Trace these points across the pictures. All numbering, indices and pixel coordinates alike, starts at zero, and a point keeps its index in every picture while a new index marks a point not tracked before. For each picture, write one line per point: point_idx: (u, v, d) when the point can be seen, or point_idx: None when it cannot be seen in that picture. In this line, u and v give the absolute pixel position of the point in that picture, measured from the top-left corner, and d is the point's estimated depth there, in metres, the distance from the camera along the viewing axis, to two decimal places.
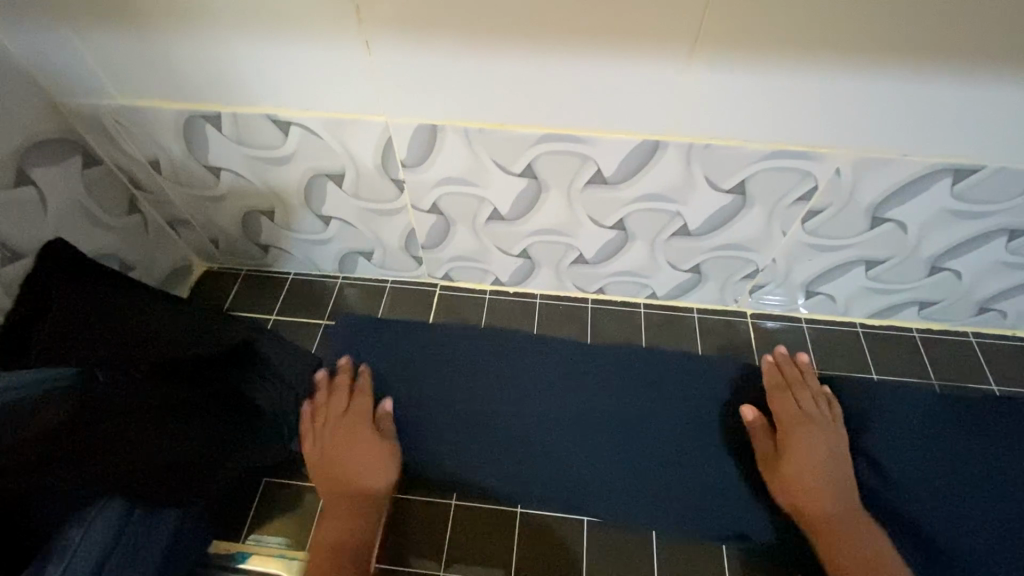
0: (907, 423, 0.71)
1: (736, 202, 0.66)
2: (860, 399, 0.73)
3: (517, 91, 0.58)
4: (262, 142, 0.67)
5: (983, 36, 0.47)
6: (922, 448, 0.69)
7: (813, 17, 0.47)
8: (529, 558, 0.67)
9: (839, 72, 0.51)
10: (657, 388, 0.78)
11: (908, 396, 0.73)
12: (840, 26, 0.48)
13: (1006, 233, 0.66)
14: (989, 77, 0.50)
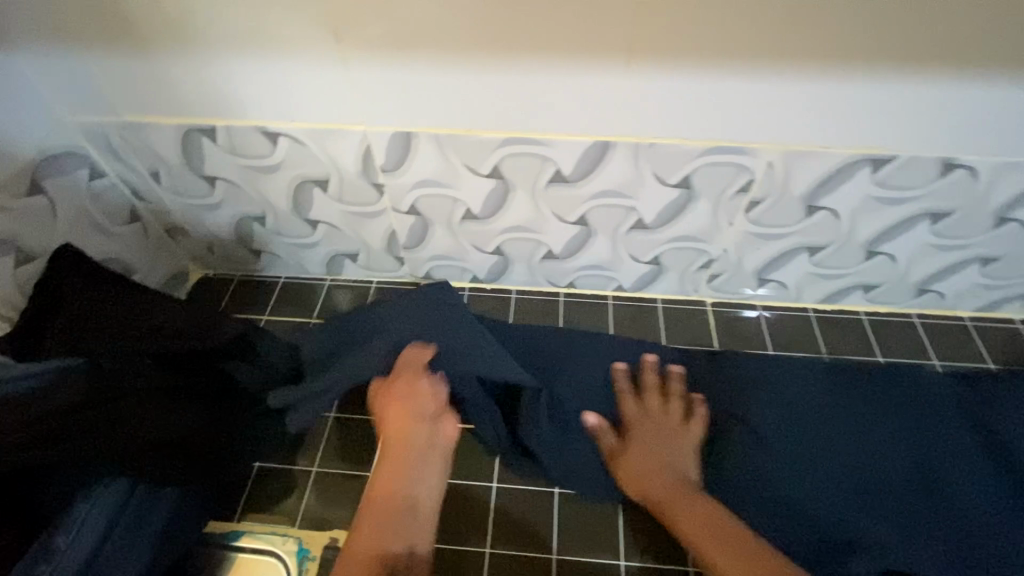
0: (805, 408, 0.72)
1: (682, 196, 0.72)
2: (782, 385, 0.74)
3: (481, 98, 0.63)
4: (251, 151, 0.72)
5: (871, 34, 0.54)
6: (817, 432, 0.69)
7: (726, 24, 0.54)
8: (503, 530, 0.70)
9: (754, 73, 0.58)
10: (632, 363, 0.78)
11: (830, 381, 0.74)
12: (749, 32, 0.54)
13: (929, 216, 0.71)
14: (883, 69, 0.57)
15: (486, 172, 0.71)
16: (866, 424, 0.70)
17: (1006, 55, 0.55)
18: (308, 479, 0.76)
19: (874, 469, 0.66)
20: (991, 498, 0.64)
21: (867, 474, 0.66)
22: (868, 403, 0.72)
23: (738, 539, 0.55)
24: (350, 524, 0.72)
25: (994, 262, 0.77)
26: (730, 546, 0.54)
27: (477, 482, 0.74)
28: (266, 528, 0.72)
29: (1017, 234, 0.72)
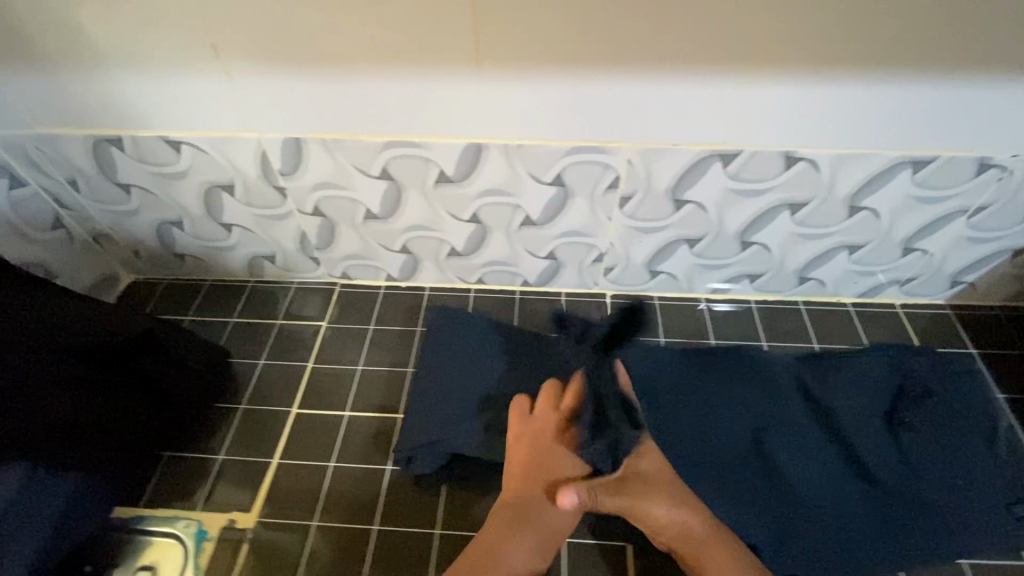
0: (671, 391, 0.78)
1: (560, 192, 0.77)
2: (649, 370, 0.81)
3: (356, 106, 0.69)
4: (158, 160, 0.78)
5: (690, 41, 0.60)
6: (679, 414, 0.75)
7: (560, 35, 0.60)
8: (392, 509, 0.75)
9: (596, 78, 0.64)
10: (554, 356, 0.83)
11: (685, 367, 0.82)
12: (583, 41, 0.61)
13: (788, 207, 0.76)
14: (709, 73, 0.63)
15: (375, 174, 0.76)
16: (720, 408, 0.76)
17: (816, 57, 0.61)
18: (214, 466, 0.80)
19: (731, 447, 0.73)
20: (806, 472, 0.71)
21: (726, 450, 0.73)
22: (731, 387, 0.78)
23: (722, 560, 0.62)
24: (248, 507, 0.75)
25: (860, 249, 0.82)
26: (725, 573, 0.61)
27: (372, 466, 0.79)
28: (171, 513, 0.75)
29: (871, 222, 0.77)
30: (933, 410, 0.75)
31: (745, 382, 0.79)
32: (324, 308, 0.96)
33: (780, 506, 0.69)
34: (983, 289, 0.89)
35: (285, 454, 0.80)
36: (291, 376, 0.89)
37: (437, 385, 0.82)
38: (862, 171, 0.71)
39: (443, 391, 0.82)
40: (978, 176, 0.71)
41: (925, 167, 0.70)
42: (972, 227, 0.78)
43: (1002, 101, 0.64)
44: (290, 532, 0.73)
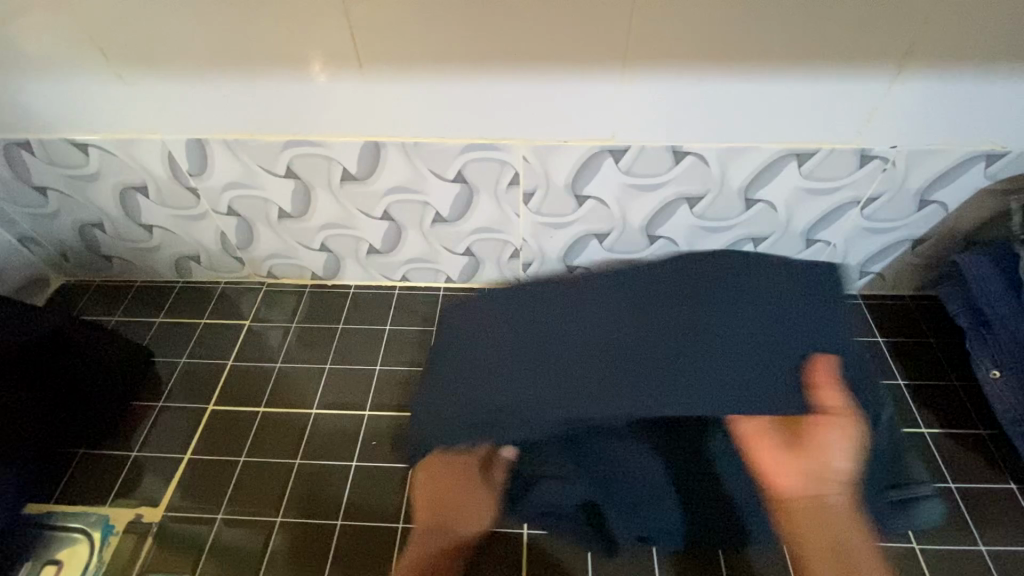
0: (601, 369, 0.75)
1: (463, 189, 0.79)
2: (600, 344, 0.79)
3: (251, 106, 0.71)
4: (71, 162, 0.80)
5: (557, 42, 0.62)
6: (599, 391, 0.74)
7: (431, 37, 0.62)
8: (296, 500, 0.76)
9: (475, 78, 0.66)
10: (575, 327, 0.82)
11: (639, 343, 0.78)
12: (455, 42, 0.63)
13: (686, 200, 0.78)
14: (581, 73, 0.65)
15: (281, 173, 0.78)
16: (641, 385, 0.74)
17: (681, 54, 0.63)
18: (127, 462, 0.81)
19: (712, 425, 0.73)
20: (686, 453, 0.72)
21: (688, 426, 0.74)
22: (727, 349, 0.75)
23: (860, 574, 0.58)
24: (156, 501, 0.77)
25: (764, 241, 0.84)
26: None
27: (281, 460, 0.80)
28: (81, 509, 0.77)
29: (769, 214, 0.79)
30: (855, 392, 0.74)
31: (734, 345, 0.76)
32: (247, 308, 0.97)
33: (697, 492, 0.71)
34: (892, 279, 0.91)
35: (198, 450, 0.82)
36: (210, 374, 0.90)
37: (451, 357, 0.84)
38: (748, 164, 0.73)
39: (494, 357, 0.81)
40: (861, 167, 0.73)
41: (809, 158, 0.72)
42: (866, 217, 0.80)
43: (870, 93, 0.66)
44: (195, 524, 0.74)
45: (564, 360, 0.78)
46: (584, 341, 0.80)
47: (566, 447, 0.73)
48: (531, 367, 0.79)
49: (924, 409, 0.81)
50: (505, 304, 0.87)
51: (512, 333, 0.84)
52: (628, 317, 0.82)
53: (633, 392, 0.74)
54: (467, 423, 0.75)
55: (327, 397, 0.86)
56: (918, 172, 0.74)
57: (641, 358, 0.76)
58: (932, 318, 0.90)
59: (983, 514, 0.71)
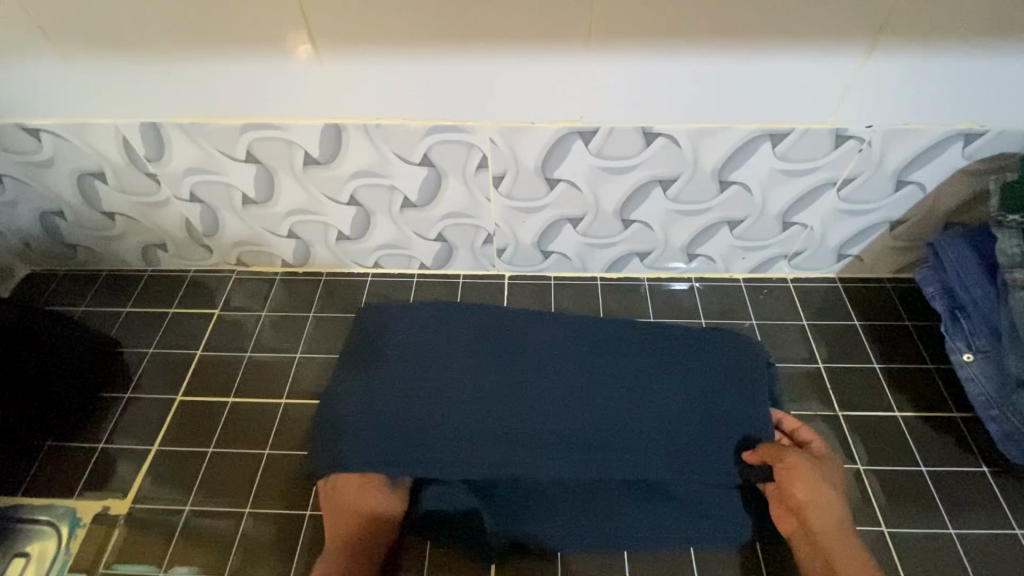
0: (541, 387, 0.77)
1: (431, 173, 0.76)
2: (542, 360, 0.80)
3: (205, 89, 0.68)
4: (23, 148, 0.77)
5: (517, 18, 0.60)
6: (531, 409, 0.75)
7: (386, 13, 0.60)
8: (266, 491, 0.75)
9: (436, 57, 0.64)
10: (498, 345, 0.81)
11: (572, 362, 0.80)
12: (411, 19, 0.60)
13: (658, 183, 0.76)
14: (545, 51, 0.63)
15: (242, 157, 0.76)
16: (575, 402, 0.76)
17: (646, 31, 0.61)
18: (95, 454, 0.79)
19: (628, 443, 0.72)
20: (607, 462, 0.71)
21: (606, 442, 0.72)
22: (644, 377, 0.78)
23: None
24: (125, 492, 0.76)
25: (739, 225, 0.82)
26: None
27: (251, 450, 0.79)
28: (48, 501, 0.75)
29: (743, 197, 0.77)
30: (763, 411, 0.75)
31: (654, 374, 0.78)
32: (217, 296, 0.95)
33: (597, 504, 0.70)
34: (870, 261, 0.89)
35: (168, 441, 0.80)
36: (179, 363, 0.88)
37: (377, 354, 0.80)
38: (719, 145, 0.71)
39: (430, 361, 0.79)
40: (835, 148, 0.71)
41: (783, 139, 0.70)
42: (843, 199, 0.78)
43: (843, 71, 0.64)
44: (165, 514, 0.74)
45: (488, 379, 0.78)
46: (509, 361, 0.79)
47: (481, 457, 0.71)
48: (456, 382, 0.77)
49: (899, 393, 0.81)
50: (425, 310, 0.84)
51: (431, 343, 0.81)
52: (551, 331, 0.83)
53: (553, 417, 0.74)
54: (386, 427, 0.73)
55: (298, 386, 0.85)
56: (895, 153, 0.73)
57: (565, 385, 0.77)
58: (911, 301, 0.89)
59: (954, 497, 0.72)
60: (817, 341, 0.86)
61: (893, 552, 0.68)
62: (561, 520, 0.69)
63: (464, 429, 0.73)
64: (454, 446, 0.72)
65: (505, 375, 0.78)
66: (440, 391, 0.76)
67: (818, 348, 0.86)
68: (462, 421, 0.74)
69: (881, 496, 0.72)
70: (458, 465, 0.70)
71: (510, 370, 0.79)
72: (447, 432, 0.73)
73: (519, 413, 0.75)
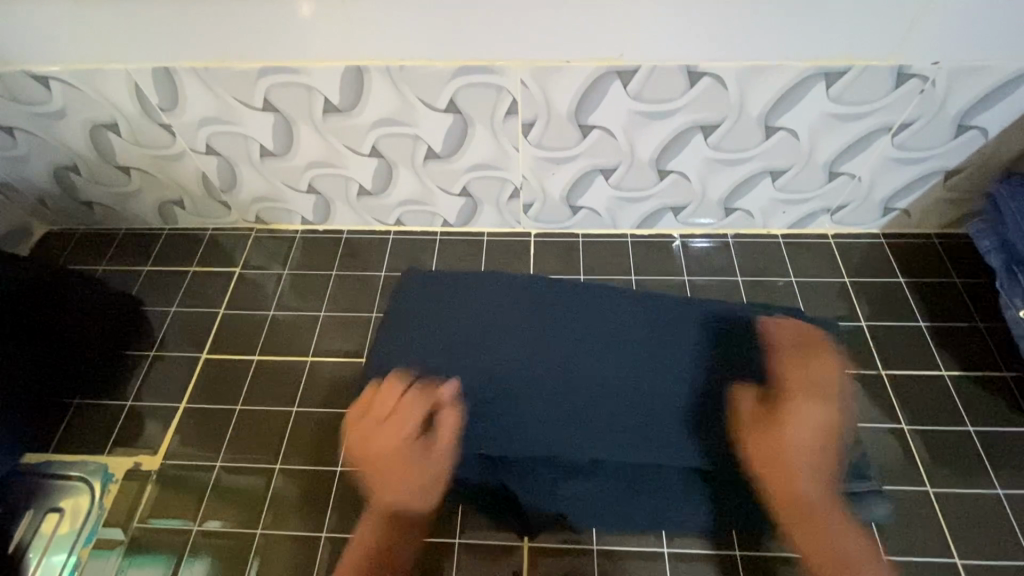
0: (592, 367, 0.71)
1: (457, 120, 0.72)
2: (593, 336, 0.74)
3: (218, 29, 0.64)
4: (33, 98, 0.74)
5: None
6: (579, 390, 0.70)
7: None
8: (295, 449, 0.75)
9: None
10: (540, 319, 0.76)
11: (626, 341, 0.73)
12: None
13: (700, 128, 0.71)
14: None
15: (259, 106, 0.72)
16: (628, 383, 0.70)
17: None
18: (123, 412, 0.79)
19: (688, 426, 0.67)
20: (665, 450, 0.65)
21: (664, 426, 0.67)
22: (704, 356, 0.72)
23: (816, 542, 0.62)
24: (154, 451, 0.76)
25: (784, 175, 0.78)
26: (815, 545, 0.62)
27: (278, 408, 0.78)
28: (79, 457, 0.76)
29: (790, 143, 0.72)
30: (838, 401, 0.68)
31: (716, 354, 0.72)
32: (237, 255, 0.93)
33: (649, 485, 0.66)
34: (918, 215, 0.85)
35: (194, 400, 0.80)
36: (202, 322, 0.87)
37: (417, 330, 0.76)
38: (770, 86, 0.66)
39: (471, 337, 0.75)
40: (896, 88, 0.66)
41: (839, 79, 0.65)
42: (897, 146, 0.73)
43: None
44: (195, 471, 0.74)
45: (535, 356, 0.73)
46: (557, 339, 0.74)
47: (532, 442, 0.66)
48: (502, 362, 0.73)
49: (945, 352, 0.77)
50: (466, 284, 0.80)
51: (471, 318, 0.76)
52: (601, 307, 0.77)
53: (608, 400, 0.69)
54: (426, 407, 0.70)
55: (322, 344, 0.84)
56: (959, 94, 0.67)
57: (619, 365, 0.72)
58: (959, 258, 0.85)
59: (1002, 457, 0.69)
60: (858, 300, 0.83)
61: (937, 512, 0.66)
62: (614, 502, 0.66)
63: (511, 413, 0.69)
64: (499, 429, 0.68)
65: (550, 353, 0.73)
66: (482, 369, 0.72)
67: (860, 306, 0.82)
68: (504, 403, 0.69)
69: (925, 457, 0.70)
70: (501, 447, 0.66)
71: (556, 348, 0.73)
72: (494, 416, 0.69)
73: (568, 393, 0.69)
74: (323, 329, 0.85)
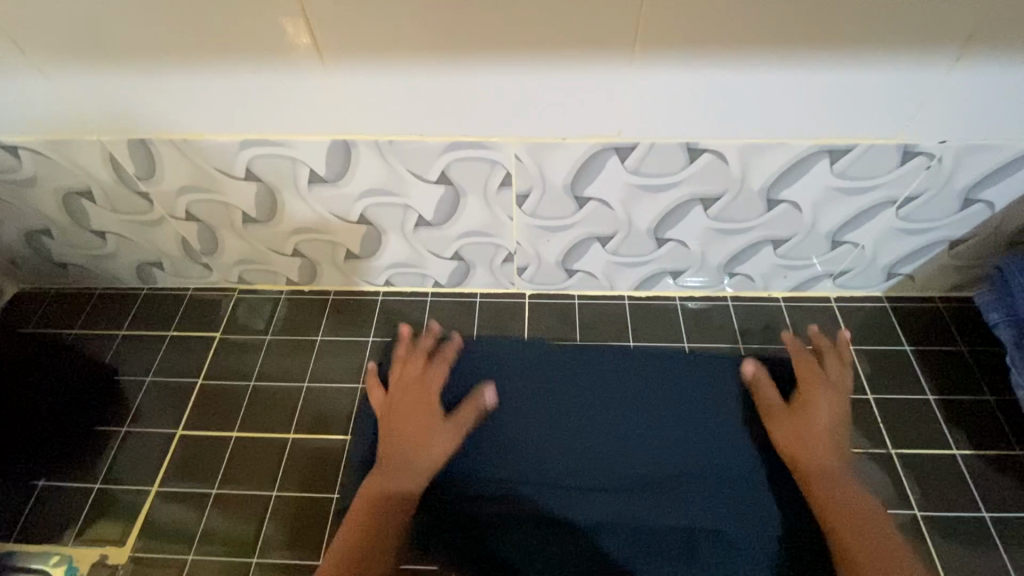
0: (570, 418, 0.75)
1: (449, 191, 0.69)
2: (573, 388, 0.77)
3: (196, 104, 0.61)
4: (1, 166, 0.70)
5: (541, 30, 0.53)
6: (559, 442, 0.73)
7: (397, 25, 0.53)
8: (273, 533, 0.70)
9: (448, 72, 0.57)
10: (538, 378, 0.78)
11: (604, 389, 0.77)
12: (427, 33, 0.53)
13: (699, 201, 0.69)
14: (574, 65, 0.56)
15: (241, 175, 0.69)
16: (608, 433, 0.73)
17: (693, 42, 0.53)
18: (91, 494, 0.74)
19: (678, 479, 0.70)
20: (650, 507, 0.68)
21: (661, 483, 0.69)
22: (686, 409, 0.75)
23: (856, 510, 0.62)
24: (122, 539, 0.71)
25: (785, 243, 0.75)
26: (844, 505, 0.62)
27: (257, 491, 0.73)
28: (42, 548, 0.70)
29: (793, 216, 0.70)
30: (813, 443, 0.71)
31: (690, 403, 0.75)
32: (218, 318, 0.89)
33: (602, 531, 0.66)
34: (923, 280, 0.82)
35: (168, 481, 0.75)
36: (179, 392, 0.83)
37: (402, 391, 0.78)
38: (772, 163, 0.64)
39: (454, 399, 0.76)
40: (901, 165, 0.64)
41: (843, 156, 0.63)
42: (902, 218, 0.71)
43: (919, 84, 0.57)
44: (167, 563, 0.69)
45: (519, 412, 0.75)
46: (536, 394, 0.77)
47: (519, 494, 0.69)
48: (506, 422, 0.75)
49: (956, 428, 0.74)
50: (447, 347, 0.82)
51: (459, 376, 0.78)
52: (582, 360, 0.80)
53: (604, 455, 0.72)
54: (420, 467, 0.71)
55: (305, 416, 0.79)
56: (967, 169, 0.65)
57: (615, 423, 0.74)
58: (965, 323, 0.83)
59: (1019, 546, 0.66)
60: (865, 370, 0.80)
61: None
62: (633, 555, 0.65)
63: (491, 460, 0.72)
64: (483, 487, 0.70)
65: (531, 405, 0.76)
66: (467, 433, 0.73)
67: (866, 376, 0.79)
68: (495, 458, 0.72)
69: (940, 546, 0.66)
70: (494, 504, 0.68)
71: (536, 400, 0.76)
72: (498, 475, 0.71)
73: (549, 447, 0.73)
74: (307, 400, 0.81)
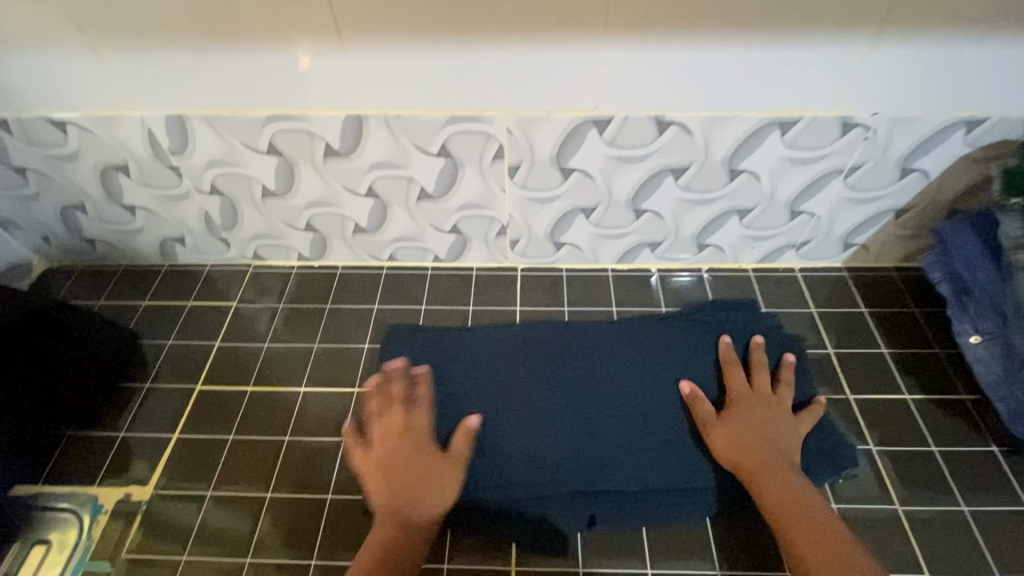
0: (577, 397, 0.79)
1: (448, 163, 0.78)
2: (577, 364, 0.82)
3: (231, 81, 0.71)
4: (48, 142, 0.79)
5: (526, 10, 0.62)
6: (565, 418, 0.77)
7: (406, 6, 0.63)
8: (285, 473, 0.76)
9: (448, 51, 0.67)
10: (538, 347, 0.84)
11: (605, 369, 0.81)
12: (430, 13, 0.63)
13: (670, 172, 0.78)
14: (554, 43, 0.66)
15: (264, 149, 0.78)
16: (609, 410, 0.77)
17: (654, 23, 0.63)
18: (115, 443, 0.80)
19: (666, 433, 0.75)
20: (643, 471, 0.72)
21: (651, 443, 0.74)
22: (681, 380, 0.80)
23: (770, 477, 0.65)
24: (145, 480, 0.76)
25: (750, 214, 0.84)
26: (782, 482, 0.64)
27: (271, 437, 0.80)
28: (69, 489, 0.76)
29: (753, 185, 0.79)
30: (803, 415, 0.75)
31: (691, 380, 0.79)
32: (234, 290, 0.96)
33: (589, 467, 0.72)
34: (876, 250, 0.91)
35: (189, 430, 0.81)
36: (197, 356, 0.89)
37: None
38: (730, 133, 0.73)
39: (459, 378, 0.81)
40: (843, 136, 0.74)
41: (792, 127, 0.73)
42: (850, 187, 0.80)
43: (848, 59, 0.66)
44: (186, 501, 0.74)
45: (526, 392, 0.80)
46: (544, 376, 0.81)
47: (519, 466, 0.72)
48: (510, 399, 0.79)
49: (908, 377, 0.82)
50: (449, 327, 0.89)
51: (468, 359, 0.83)
52: (584, 344, 0.85)
53: (604, 430, 0.75)
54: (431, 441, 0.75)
55: (314, 375, 0.86)
56: (900, 140, 0.75)
57: (617, 400, 0.78)
58: (916, 289, 0.91)
59: (966, 476, 0.72)
60: (826, 328, 0.88)
61: (907, 530, 0.68)
62: (622, 510, 0.70)
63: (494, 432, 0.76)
64: (485, 458, 0.73)
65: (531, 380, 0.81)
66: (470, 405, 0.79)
67: (827, 335, 0.87)
68: (498, 433, 0.76)
69: (895, 476, 0.73)
70: (494, 477, 0.72)
71: (536, 374, 0.82)
72: (502, 432, 0.76)
73: (553, 418, 0.77)
74: (317, 362, 0.88)
